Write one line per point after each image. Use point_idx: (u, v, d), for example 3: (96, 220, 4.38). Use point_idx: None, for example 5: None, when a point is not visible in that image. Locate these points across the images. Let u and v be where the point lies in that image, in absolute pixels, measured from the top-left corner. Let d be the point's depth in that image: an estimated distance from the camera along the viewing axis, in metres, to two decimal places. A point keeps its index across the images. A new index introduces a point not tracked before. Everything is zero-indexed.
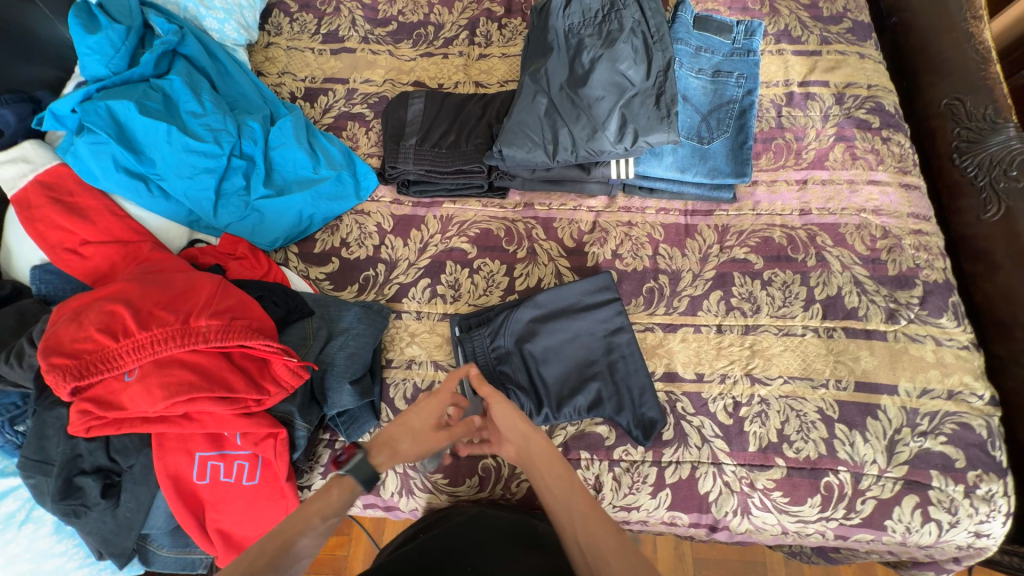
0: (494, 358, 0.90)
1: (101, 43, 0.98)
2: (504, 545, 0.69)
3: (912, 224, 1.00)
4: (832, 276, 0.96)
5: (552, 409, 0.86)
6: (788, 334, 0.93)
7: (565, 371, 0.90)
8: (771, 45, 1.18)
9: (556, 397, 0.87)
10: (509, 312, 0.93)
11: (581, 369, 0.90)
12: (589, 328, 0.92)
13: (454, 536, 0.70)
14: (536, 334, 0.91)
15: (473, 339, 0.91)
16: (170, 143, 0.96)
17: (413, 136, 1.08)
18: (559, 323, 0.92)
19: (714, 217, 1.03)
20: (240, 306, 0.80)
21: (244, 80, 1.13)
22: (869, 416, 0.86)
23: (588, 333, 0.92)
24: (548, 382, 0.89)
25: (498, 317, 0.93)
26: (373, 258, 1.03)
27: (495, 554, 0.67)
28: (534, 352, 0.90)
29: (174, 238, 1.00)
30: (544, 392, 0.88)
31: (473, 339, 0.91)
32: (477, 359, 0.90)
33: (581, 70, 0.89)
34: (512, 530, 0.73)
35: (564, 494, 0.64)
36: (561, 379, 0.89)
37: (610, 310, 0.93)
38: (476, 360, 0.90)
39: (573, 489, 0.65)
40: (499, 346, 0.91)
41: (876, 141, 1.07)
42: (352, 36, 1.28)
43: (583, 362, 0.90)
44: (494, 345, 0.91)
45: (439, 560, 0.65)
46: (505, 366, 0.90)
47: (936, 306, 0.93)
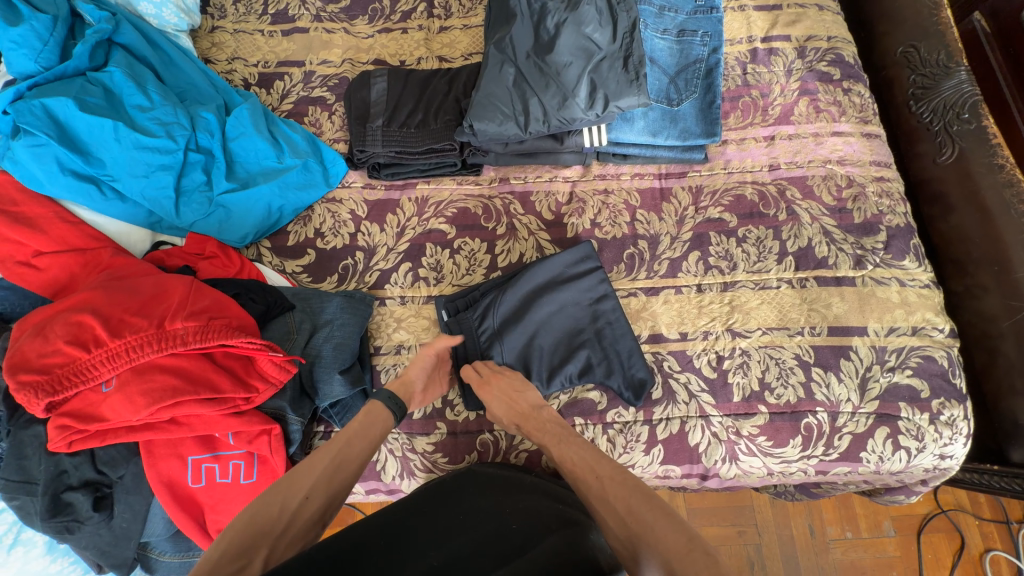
0: (484, 338, 0.91)
1: (26, 36, 0.89)
2: (492, 493, 0.71)
3: (875, 171, 1.04)
4: (802, 228, 0.99)
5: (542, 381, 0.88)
6: (764, 287, 0.96)
7: (555, 342, 0.91)
8: (734, 1, 1.18)
9: (546, 369, 0.89)
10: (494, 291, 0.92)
11: (572, 339, 0.91)
12: (577, 298, 0.93)
13: (442, 485, 0.72)
14: (527, 311, 0.91)
15: (462, 323, 0.91)
16: (119, 140, 0.89)
17: (379, 117, 1.04)
18: (549, 297, 0.92)
19: (687, 179, 1.05)
20: (216, 305, 0.78)
21: (191, 68, 1.06)
22: (842, 357, 0.90)
23: (576, 303, 0.93)
24: (541, 353, 0.90)
25: (487, 298, 0.92)
26: (350, 247, 1.01)
27: (483, 502, 0.68)
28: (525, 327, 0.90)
29: (136, 242, 0.96)
30: (535, 365, 0.89)
31: (461, 320, 0.91)
32: (468, 339, 0.91)
33: (547, 36, 0.85)
34: (496, 478, 0.74)
35: (552, 446, 0.77)
36: (553, 350, 0.90)
37: (596, 282, 0.94)
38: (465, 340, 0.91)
39: (553, 443, 0.77)
40: (489, 325, 0.91)
41: (838, 93, 1.09)
42: (304, 15, 1.22)
43: (573, 330, 0.92)
44: (483, 326, 0.91)
45: (429, 509, 0.67)
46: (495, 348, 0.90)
47: (900, 249, 0.97)
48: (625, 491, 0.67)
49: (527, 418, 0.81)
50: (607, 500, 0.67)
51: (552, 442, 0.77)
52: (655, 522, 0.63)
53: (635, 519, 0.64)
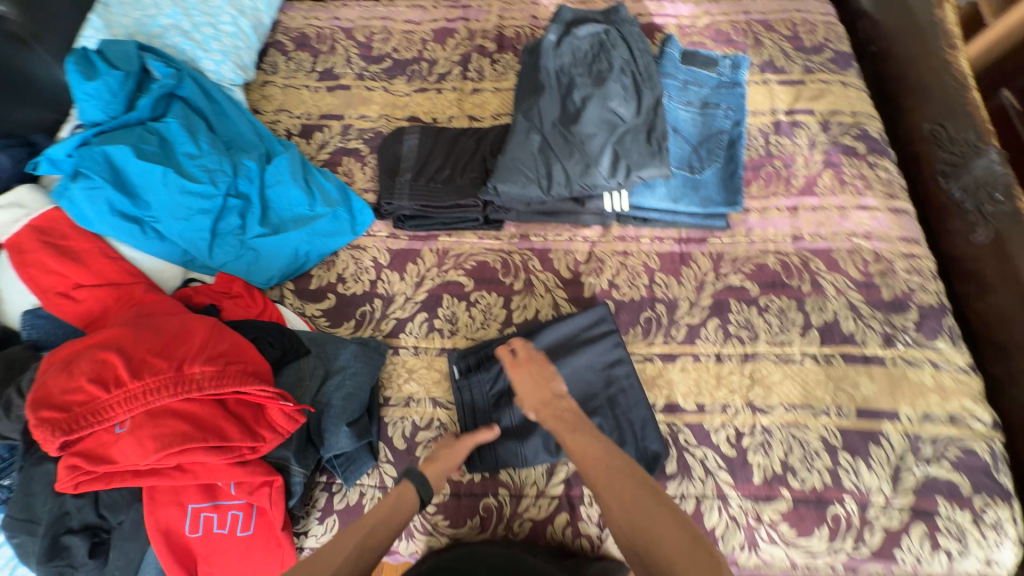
0: (495, 399, 0.89)
1: (99, 89, 0.98)
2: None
3: (903, 247, 1.01)
4: (827, 301, 0.97)
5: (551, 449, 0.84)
6: (788, 361, 0.92)
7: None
8: (757, 75, 1.22)
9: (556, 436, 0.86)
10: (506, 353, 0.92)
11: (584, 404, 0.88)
12: (590, 361, 0.91)
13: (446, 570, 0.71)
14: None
15: (472, 384, 0.90)
16: (166, 185, 0.95)
17: (407, 172, 1.08)
18: (562, 358, 0.91)
19: (708, 244, 1.04)
20: (235, 349, 0.80)
21: (241, 119, 1.13)
22: (872, 443, 0.85)
23: (589, 365, 0.91)
24: None
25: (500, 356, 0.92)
26: (370, 293, 1.03)
27: None
28: None
29: (169, 278, 0.99)
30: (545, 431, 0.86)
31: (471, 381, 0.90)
32: (478, 399, 0.89)
33: (573, 108, 0.88)
34: (503, 562, 0.72)
35: (566, 434, 0.78)
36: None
37: (610, 346, 0.92)
38: (476, 401, 0.89)
39: (567, 432, 0.78)
40: (501, 385, 0.90)
41: (863, 167, 1.09)
42: (348, 73, 1.32)
43: (585, 395, 0.89)
44: (493, 389, 0.90)
45: None
46: (504, 410, 0.88)
47: (932, 329, 0.93)
48: (634, 484, 0.70)
49: (548, 405, 0.83)
50: (616, 493, 0.70)
51: (566, 429, 0.79)
52: (661, 518, 0.67)
53: (641, 512, 0.68)
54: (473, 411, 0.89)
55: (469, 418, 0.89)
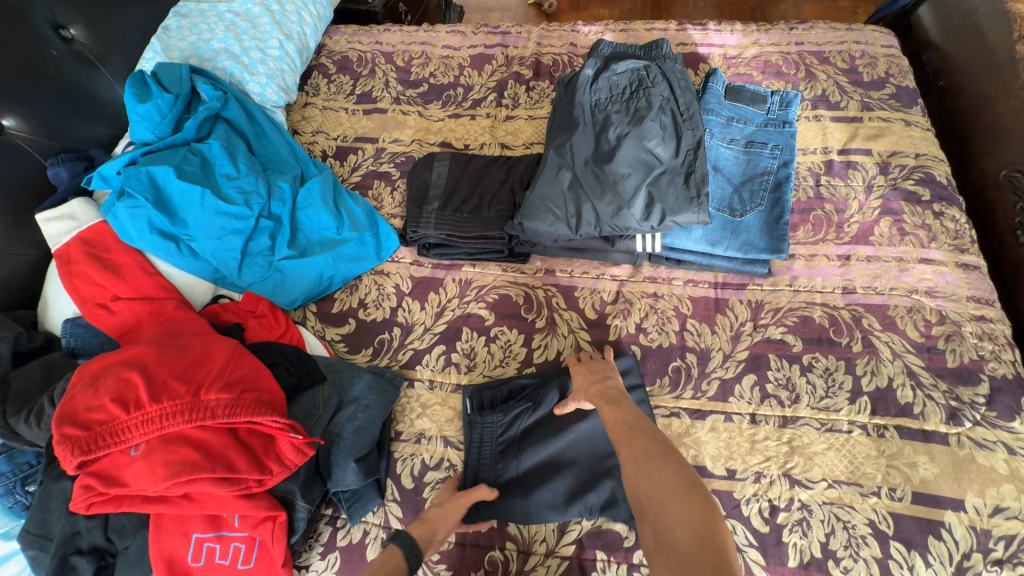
0: (502, 444, 0.86)
1: (150, 111, 1.03)
2: None
3: (973, 309, 0.91)
4: (881, 364, 0.87)
5: (556, 506, 0.80)
6: (832, 430, 0.84)
7: (576, 467, 0.83)
8: (808, 110, 1.15)
9: (565, 493, 0.81)
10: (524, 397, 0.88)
11: (596, 470, 0.82)
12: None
13: None
14: (555, 424, 0.85)
15: (483, 424, 0.86)
16: (203, 206, 0.98)
17: (435, 200, 1.07)
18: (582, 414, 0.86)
19: (747, 292, 0.97)
20: (251, 376, 0.80)
21: (279, 141, 1.16)
22: (930, 535, 0.75)
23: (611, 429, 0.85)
24: (562, 473, 0.82)
25: (517, 399, 0.88)
26: (389, 321, 1.02)
27: None
28: (550, 439, 0.84)
29: (199, 294, 1.02)
30: (552, 485, 0.81)
31: (482, 420, 0.87)
32: (484, 443, 0.86)
33: (607, 146, 0.85)
34: None
35: (603, 406, 0.75)
36: (574, 476, 0.82)
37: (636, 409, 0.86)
38: (481, 442, 0.86)
39: (604, 404, 0.75)
40: (510, 430, 0.86)
41: (927, 216, 1.00)
42: (385, 97, 1.34)
43: (600, 458, 0.83)
44: (504, 433, 0.86)
45: None
46: (510, 457, 0.84)
47: (1006, 407, 0.82)
48: (650, 440, 0.64)
49: (593, 386, 0.80)
50: (630, 446, 0.64)
51: (605, 403, 0.75)
52: (666, 470, 0.58)
53: (648, 463, 0.60)
54: (476, 453, 0.85)
55: (472, 458, 0.85)
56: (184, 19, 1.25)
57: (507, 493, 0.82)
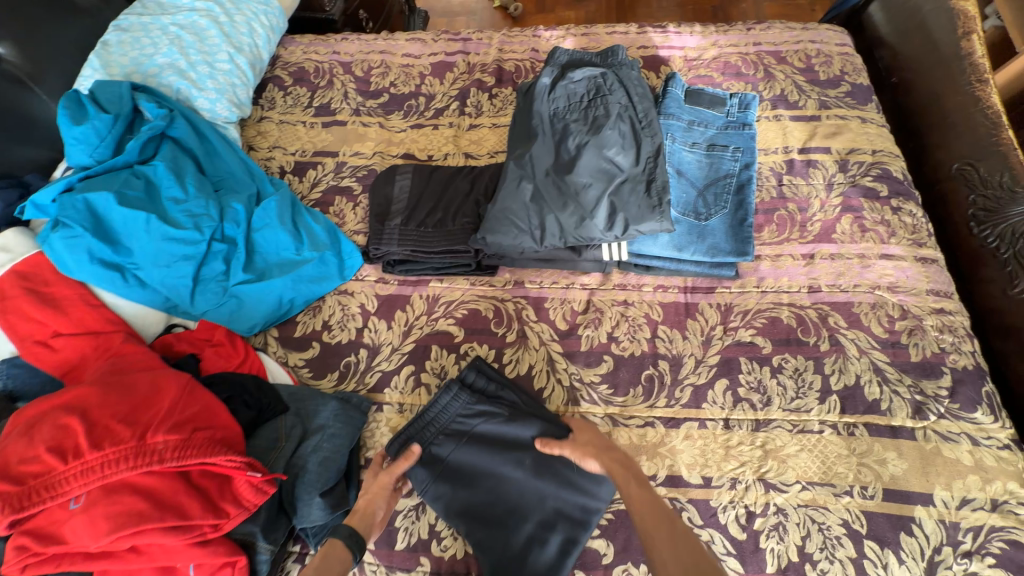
0: (454, 430, 0.84)
1: (86, 133, 0.97)
2: None
3: (933, 302, 0.92)
4: (848, 362, 0.88)
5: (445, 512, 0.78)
6: (804, 431, 0.84)
7: (494, 500, 0.78)
8: (769, 111, 1.16)
9: (463, 510, 0.78)
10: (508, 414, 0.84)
11: (508, 514, 0.77)
12: (558, 495, 0.78)
13: None
14: (514, 452, 0.81)
15: (455, 402, 0.86)
16: (148, 232, 0.92)
17: (398, 216, 1.04)
18: (540, 467, 0.80)
19: (716, 295, 0.97)
20: (204, 413, 0.75)
21: (232, 158, 1.11)
22: (902, 531, 0.75)
23: (551, 498, 0.78)
24: (474, 497, 0.79)
25: (505, 408, 0.85)
26: (355, 342, 0.98)
27: None
28: (501, 455, 0.81)
29: (150, 324, 0.96)
30: (461, 495, 0.79)
31: (457, 398, 0.86)
32: (439, 419, 0.85)
33: (567, 156, 0.83)
34: None
35: (629, 485, 0.70)
36: (485, 502, 0.78)
37: (592, 489, 0.78)
38: (443, 416, 0.85)
39: (630, 481, 0.71)
40: (473, 425, 0.84)
41: (886, 212, 1.01)
42: (344, 109, 1.30)
43: (520, 510, 0.77)
44: (463, 425, 0.84)
45: None
46: (453, 451, 0.82)
47: (968, 399, 0.84)
48: (691, 545, 0.60)
49: (607, 451, 0.76)
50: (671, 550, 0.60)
51: (628, 480, 0.71)
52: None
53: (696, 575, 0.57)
54: (433, 422, 0.84)
55: (426, 418, 0.85)
56: (124, 33, 1.19)
57: (423, 466, 0.81)
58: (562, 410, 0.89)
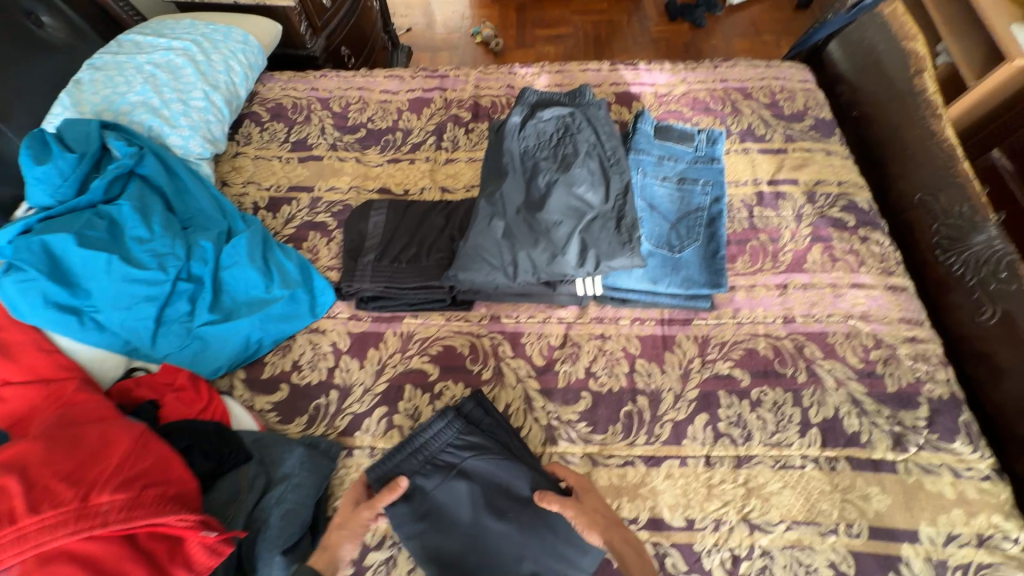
0: (442, 462, 0.80)
1: (49, 173, 0.95)
2: None
3: (905, 330, 0.93)
4: (826, 394, 0.87)
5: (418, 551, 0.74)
6: (786, 467, 0.82)
7: (472, 547, 0.73)
8: (737, 144, 1.19)
9: (439, 551, 0.74)
10: (502, 456, 0.80)
11: (481, 567, 0.72)
12: (539, 559, 0.72)
13: None
14: (501, 502, 0.76)
15: (449, 433, 0.82)
16: (109, 273, 0.89)
17: (371, 251, 1.03)
18: (523, 521, 0.74)
19: (692, 327, 0.96)
20: (157, 467, 0.70)
21: (203, 194, 1.10)
22: (890, 571, 0.73)
23: (530, 559, 0.72)
24: (451, 541, 0.74)
25: (497, 447, 0.81)
26: (326, 383, 0.95)
27: None
28: (488, 501, 0.76)
29: (108, 369, 0.92)
30: (440, 535, 0.75)
31: (452, 428, 0.83)
32: (428, 449, 0.81)
33: (538, 194, 0.84)
34: None
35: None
36: (461, 548, 0.74)
37: (573, 553, 0.73)
38: (432, 446, 0.81)
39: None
40: (462, 460, 0.80)
41: (854, 241, 1.03)
42: (321, 144, 1.30)
43: (495, 565, 0.72)
44: (453, 458, 0.80)
45: None
46: (438, 486, 0.78)
47: (946, 428, 0.83)
48: None
49: (610, 530, 0.72)
50: None
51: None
52: None
53: None
54: (420, 450, 0.81)
55: (417, 445, 0.82)
56: (98, 72, 1.18)
57: (406, 499, 0.77)
58: (539, 450, 0.87)
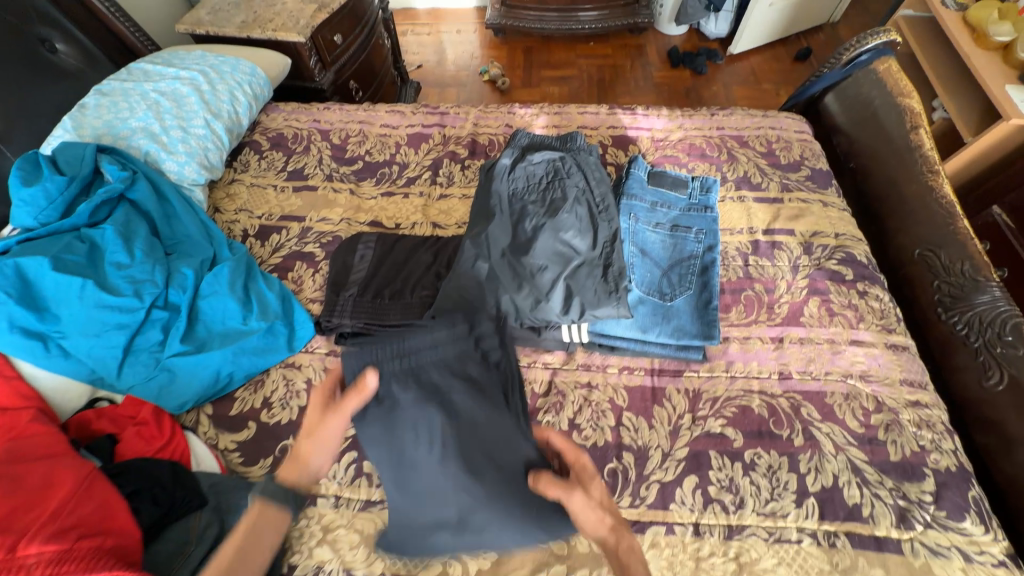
0: (426, 378, 0.64)
1: (35, 195, 0.94)
2: None
3: (907, 393, 0.88)
4: (824, 460, 0.82)
5: (366, 431, 0.63)
6: (782, 540, 0.76)
7: (430, 480, 0.62)
8: (732, 192, 1.18)
9: (388, 467, 0.63)
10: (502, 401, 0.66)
11: (429, 499, 0.62)
12: (498, 527, 0.62)
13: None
14: (481, 453, 0.64)
15: (446, 348, 0.64)
16: (81, 299, 0.87)
17: (355, 286, 1.00)
18: (499, 483, 0.63)
19: (683, 379, 0.92)
20: (96, 514, 0.65)
21: (191, 220, 1.08)
22: None
23: (486, 523, 0.62)
24: (409, 458, 0.63)
25: (500, 389, 0.66)
26: (296, 423, 0.90)
27: None
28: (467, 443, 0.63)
29: (69, 399, 0.87)
30: (396, 450, 0.63)
31: (454, 341, 0.64)
32: (418, 361, 0.63)
33: (524, 237, 0.82)
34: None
35: None
36: (413, 470, 0.63)
37: (550, 529, 0.63)
38: (425, 358, 0.64)
39: None
40: (452, 387, 0.64)
41: (852, 296, 1.00)
42: (317, 174, 1.30)
43: (446, 503, 0.62)
44: (441, 378, 0.64)
45: None
46: (413, 399, 0.63)
47: (955, 505, 0.77)
48: None
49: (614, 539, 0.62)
50: None
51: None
52: None
53: None
54: (405, 363, 0.63)
55: (405, 349, 0.63)
56: (104, 97, 1.21)
57: (374, 404, 0.64)
58: None
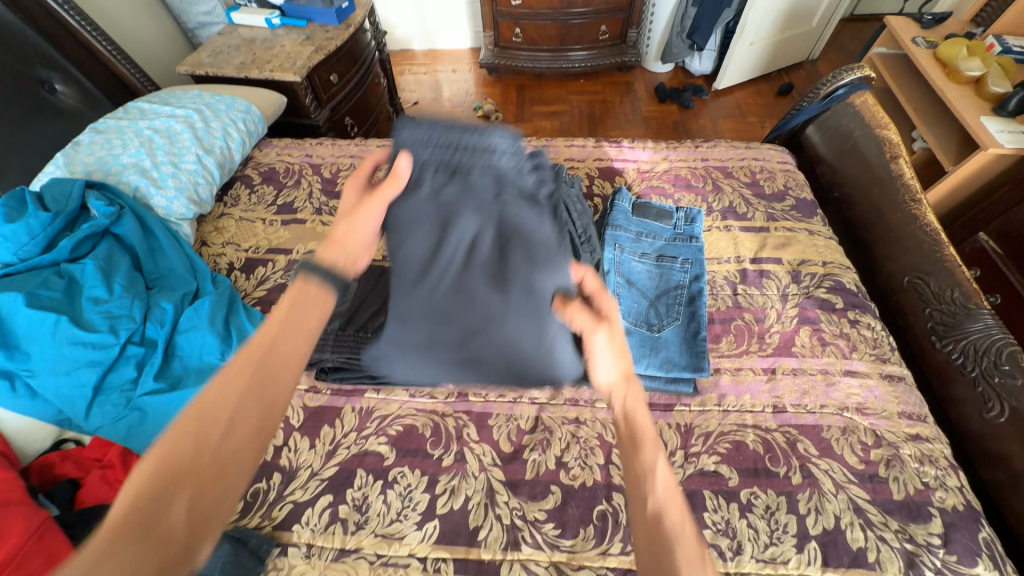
0: (478, 175, 0.72)
1: (17, 231, 0.93)
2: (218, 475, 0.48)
3: (907, 427, 0.85)
4: (824, 499, 0.78)
5: (404, 209, 0.72)
6: None
7: (465, 232, 0.72)
8: (718, 221, 1.19)
9: (422, 211, 0.72)
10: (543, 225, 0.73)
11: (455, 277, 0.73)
12: (511, 334, 0.73)
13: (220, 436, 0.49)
14: (515, 263, 0.72)
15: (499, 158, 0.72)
16: (53, 335, 0.84)
17: (337, 319, 0.99)
18: (520, 295, 0.72)
19: (675, 413, 0.89)
20: (43, 566, 0.62)
21: (176, 254, 1.08)
22: None
23: (499, 326, 0.73)
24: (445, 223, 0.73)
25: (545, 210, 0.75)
26: (269, 465, 0.85)
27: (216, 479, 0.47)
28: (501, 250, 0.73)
29: (36, 439, 0.86)
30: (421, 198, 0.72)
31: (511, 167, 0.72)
32: (475, 155, 0.72)
33: None
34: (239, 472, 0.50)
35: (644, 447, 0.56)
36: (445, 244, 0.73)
37: (556, 344, 0.74)
38: (482, 160, 0.72)
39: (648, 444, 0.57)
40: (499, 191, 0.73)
41: (844, 325, 0.98)
42: (306, 208, 1.31)
43: (468, 277, 0.73)
44: (490, 187, 0.73)
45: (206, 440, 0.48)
46: (457, 197, 0.72)
47: (966, 549, 0.72)
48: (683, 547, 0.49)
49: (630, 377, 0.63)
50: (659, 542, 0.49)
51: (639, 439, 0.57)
52: None
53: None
54: (464, 163, 0.72)
55: (465, 143, 0.73)
56: (99, 135, 1.23)
57: (414, 185, 0.72)
58: (499, 558, 0.74)
